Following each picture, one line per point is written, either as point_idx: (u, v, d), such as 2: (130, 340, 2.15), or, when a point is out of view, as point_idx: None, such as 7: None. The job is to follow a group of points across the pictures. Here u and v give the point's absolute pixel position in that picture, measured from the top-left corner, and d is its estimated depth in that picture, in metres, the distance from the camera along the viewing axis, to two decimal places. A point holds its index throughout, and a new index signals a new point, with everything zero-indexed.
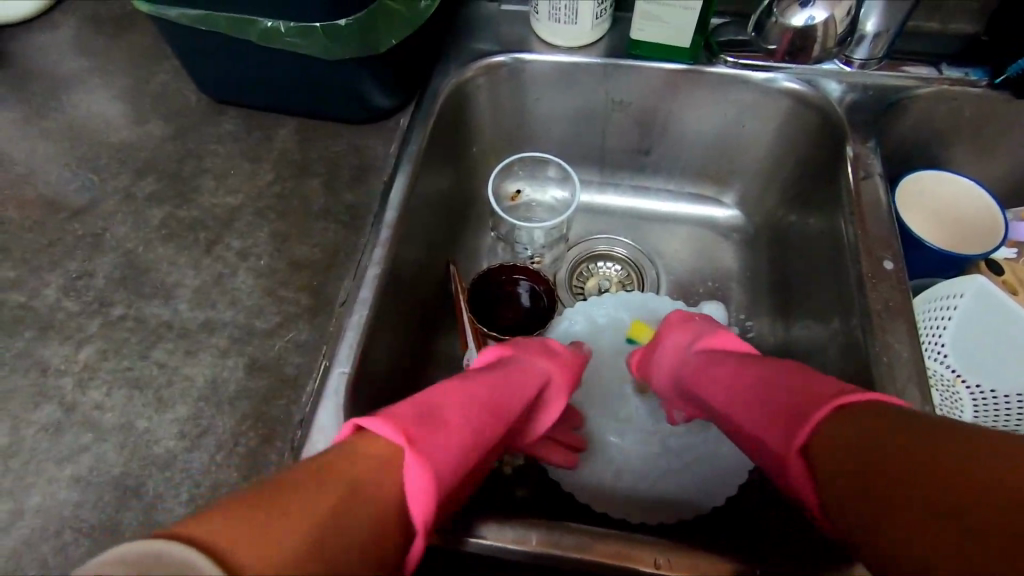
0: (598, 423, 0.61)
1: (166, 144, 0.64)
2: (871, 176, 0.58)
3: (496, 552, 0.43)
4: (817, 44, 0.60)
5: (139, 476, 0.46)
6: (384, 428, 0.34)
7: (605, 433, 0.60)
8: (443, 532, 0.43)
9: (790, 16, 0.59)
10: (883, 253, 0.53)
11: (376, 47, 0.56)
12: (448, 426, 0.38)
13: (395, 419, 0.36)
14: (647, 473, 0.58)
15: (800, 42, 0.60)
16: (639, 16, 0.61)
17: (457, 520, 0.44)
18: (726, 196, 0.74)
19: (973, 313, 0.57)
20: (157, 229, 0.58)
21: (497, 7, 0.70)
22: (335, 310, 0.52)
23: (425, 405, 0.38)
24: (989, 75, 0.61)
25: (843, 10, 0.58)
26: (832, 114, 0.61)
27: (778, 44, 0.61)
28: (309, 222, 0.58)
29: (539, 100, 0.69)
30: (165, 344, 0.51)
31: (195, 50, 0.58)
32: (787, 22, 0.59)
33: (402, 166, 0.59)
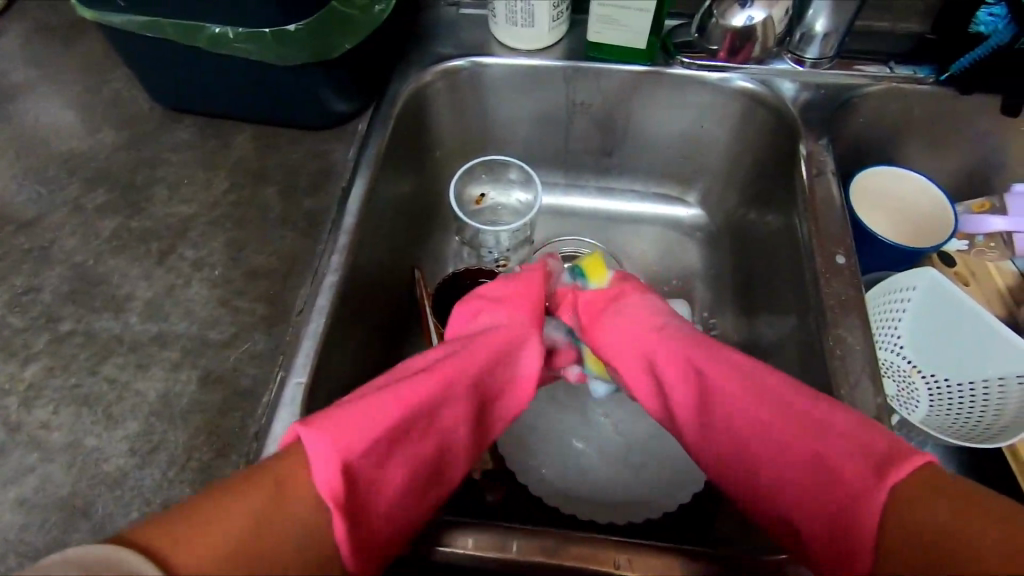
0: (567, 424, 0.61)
1: (117, 153, 0.62)
2: (824, 173, 0.59)
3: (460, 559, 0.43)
4: (757, 45, 0.62)
5: (87, 495, 0.44)
6: (321, 445, 0.35)
7: (571, 437, 0.61)
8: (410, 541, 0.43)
9: (730, 17, 0.60)
10: (837, 249, 0.54)
11: (330, 52, 0.55)
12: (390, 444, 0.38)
13: (335, 429, 0.36)
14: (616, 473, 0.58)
15: (741, 43, 0.62)
16: (595, 18, 0.62)
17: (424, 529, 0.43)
18: (689, 195, 0.74)
19: (926, 306, 0.58)
20: (108, 241, 0.56)
21: (456, 11, 0.70)
22: (292, 319, 0.51)
23: (370, 408, 0.38)
24: (935, 73, 0.62)
25: (780, 10, 0.60)
26: (786, 113, 0.62)
27: (722, 45, 0.63)
28: (265, 230, 0.57)
29: (500, 103, 0.70)
30: (116, 359, 0.50)
31: (145, 57, 0.57)
32: (728, 22, 0.61)
33: (360, 173, 0.58)
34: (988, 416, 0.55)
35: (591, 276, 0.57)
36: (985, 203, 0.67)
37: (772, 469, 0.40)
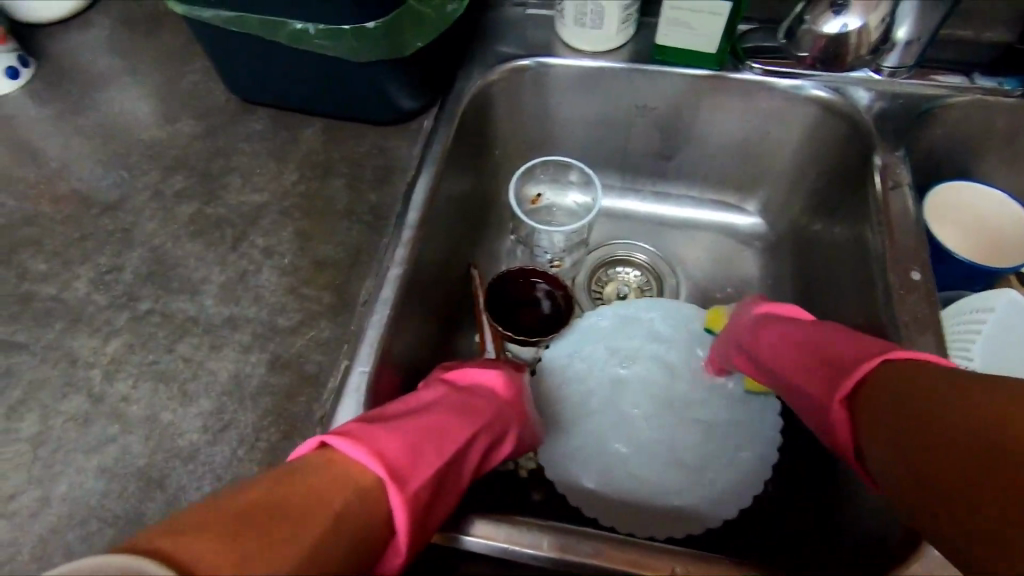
0: (612, 425, 0.60)
1: (194, 142, 0.65)
2: (900, 186, 0.57)
3: (510, 555, 0.43)
4: (850, 53, 0.60)
5: (162, 468, 0.46)
6: (358, 448, 0.33)
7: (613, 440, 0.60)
8: (459, 534, 0.43)
9: (824, 23, 0.59)
10: (911, 264, 0.52)
11: (404, 50, 0.56)
12: (432, 447, 0.37)
13: (375, 444, 0.34)
14: (654, 480, 0.57)
15: (831, 49, 0.60)
16: (665, 21, 0.61)
17: (475, 522, 0.44)
18: (750, 203, 0.73)
19: (1003, 330, 0.55)
20: (185, 226, 0.59)
21: (522, 11, 0.70)
22: (357, 309, 0.53)
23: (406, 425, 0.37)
24: (1022, 85, 0.60)
25: (877, 18, 0.58)
26: (861, 122, 0.60)
27: (810, 51, 0.61)
28: (332, 222, 0.59)
29: (562, 104, 0.70)
30: (191, 339, 0.52)
31: (226, 51, 0.59)
32: (821, 29, 0.59)
33: (425, 169, 0.59)
34: None
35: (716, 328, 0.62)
36: None
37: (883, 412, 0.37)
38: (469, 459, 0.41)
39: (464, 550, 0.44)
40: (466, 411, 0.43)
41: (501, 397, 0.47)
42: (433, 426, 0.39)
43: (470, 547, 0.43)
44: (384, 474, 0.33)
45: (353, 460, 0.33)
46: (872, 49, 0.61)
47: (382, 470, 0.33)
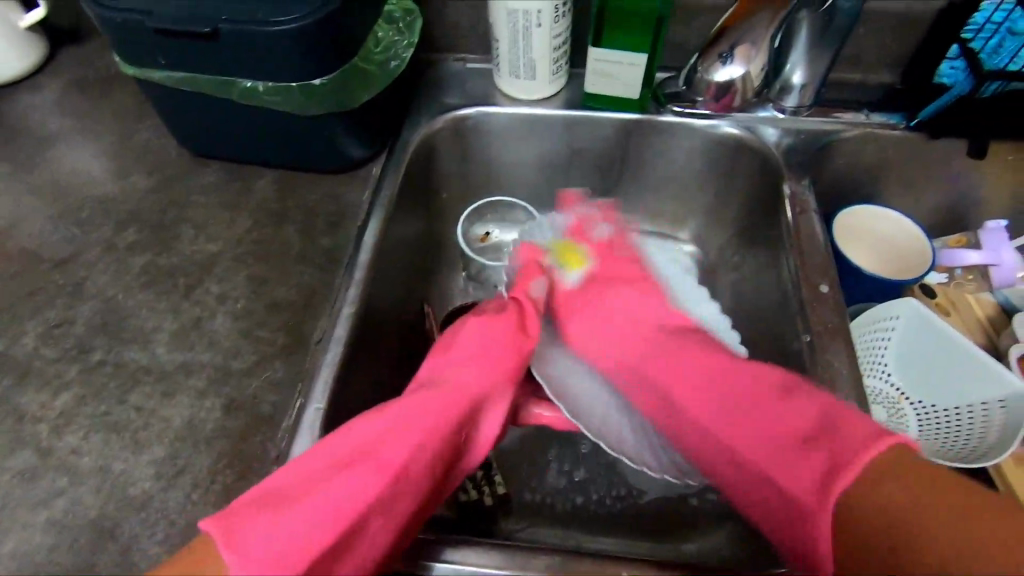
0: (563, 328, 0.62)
1: (147, 196, 0.66)
2: (807, 212, 0.63)
3: None
4: (738, 96, 0.67)
5: (114, 517, 0.46)
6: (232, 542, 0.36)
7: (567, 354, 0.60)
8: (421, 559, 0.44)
9: (714, 72, 0.65)
10: (820, 279, 0.58)
11: (349, 103, 0.60)
12: (337, 515, 0.38)
13: (246, 535, 0.36)
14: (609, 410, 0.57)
15: (723, 93, 0.66)
16: (591, 72, 0.67)
17: (435, 547, 0.45)
18: (682, 232, 0.78)
19: (910, 333, 0.61)
20: (137, 277, 0.60)
21: (462, 65, 0.76)
22: (311, 348, 0.54)
23: (305, 508, 0.38)
24: (905, 119, 0.68)
25: (759, 67, 0.64)
26: (770, 155, 0.67)
27: (707, 95, 0.67)
28: (286, 266, 0.61)
29: (504, 148, 0.74)
30: (144, 388, 0.52)
31: (178, 108, 0.62)
32: (712, 77, 0.65)
33: (375, 212, 0.63)
34: (982, 438, 0.57)
35: (567, 262, 0.62)
36: (961, 238, 0.71)
37: (719, 422, 0.49)
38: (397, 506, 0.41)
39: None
40: (408, 444, 0.43)
41: (444, 414, 0.46)
42: (344, 486, 0.39)
43: (440, 574, 0.44)
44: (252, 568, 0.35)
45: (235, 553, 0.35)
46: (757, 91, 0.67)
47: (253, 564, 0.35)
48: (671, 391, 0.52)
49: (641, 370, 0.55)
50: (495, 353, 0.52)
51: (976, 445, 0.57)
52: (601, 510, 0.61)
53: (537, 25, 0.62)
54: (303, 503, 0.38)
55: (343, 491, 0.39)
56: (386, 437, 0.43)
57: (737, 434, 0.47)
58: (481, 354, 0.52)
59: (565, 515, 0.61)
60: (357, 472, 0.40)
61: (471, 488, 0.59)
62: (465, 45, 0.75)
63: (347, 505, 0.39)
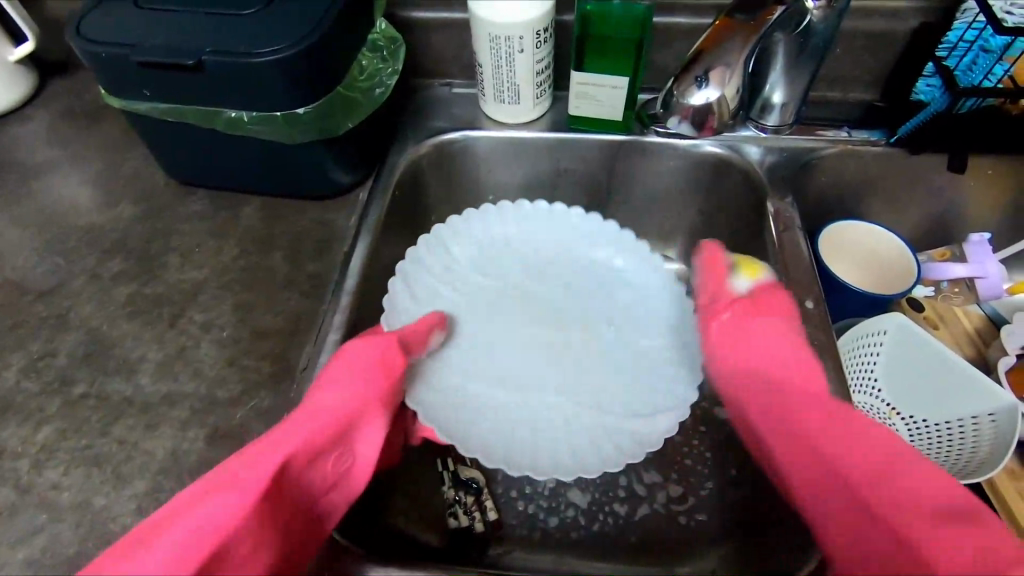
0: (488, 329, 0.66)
1: (133, 225, 0.66)
2: (791, 228, 0.64)
3: None
4: (715, 119, 0.66)
5: (94, 555, 0.45)
6: None
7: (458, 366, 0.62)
8: None
9: (687, 96, 0.64)
10: (805, 295, 0.58)
11: (335, 130, 0.61)
12: (182, 540, 0.34)
13: None
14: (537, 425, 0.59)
15: (699, 116, 0.66)
16: (574, 95, 0.68)
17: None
18: (670, 250, 0.78)
19: (898, 347, 0.61)
20: (122, 307, 0.60)
21: (448, 89, 0.76)
22: (297, 376, 0.54)
23: (146, 552, 0.34)
24: (886, 135, 0.68)
25: (733, 90, 0.63)
26: (754, 173, 0.68)
27: (682, 118, 0.67)
28: (272, 293, 0.60)
29: (491, 171, 0.75)
30: (127, 420, 0.52)
31: (164, 137, 0.62)
32: (686, 101, 0.65)
33: (362, 237, 0.63)
34: (978, 448, 0.57)
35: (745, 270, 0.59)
36: (946, 252, 0.72)
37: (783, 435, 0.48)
38: (260, 543, 0.37)
39: None
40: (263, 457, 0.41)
41: (314, 427, 0.45)
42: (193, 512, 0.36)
43: None
44: None
45: None
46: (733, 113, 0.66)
47: None
48: (792, 387, 0.50)
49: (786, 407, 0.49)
50: (362, 373, 0.49)
51: (972, 454, 0.57)
52: (593, 534, 0.60)
53: (520, 51, 0.63)
54: (165, 530, 0.35)
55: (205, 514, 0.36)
56: (259, 455, 0.41)
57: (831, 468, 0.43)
58: (353, 373, 0.49)
59: (558, 539, 0.60)
60: (217, 499, 0.37)
61: (461, 513, 0.58)
62: (451, 70, 0.76)
63: (206, 534, 0.35)
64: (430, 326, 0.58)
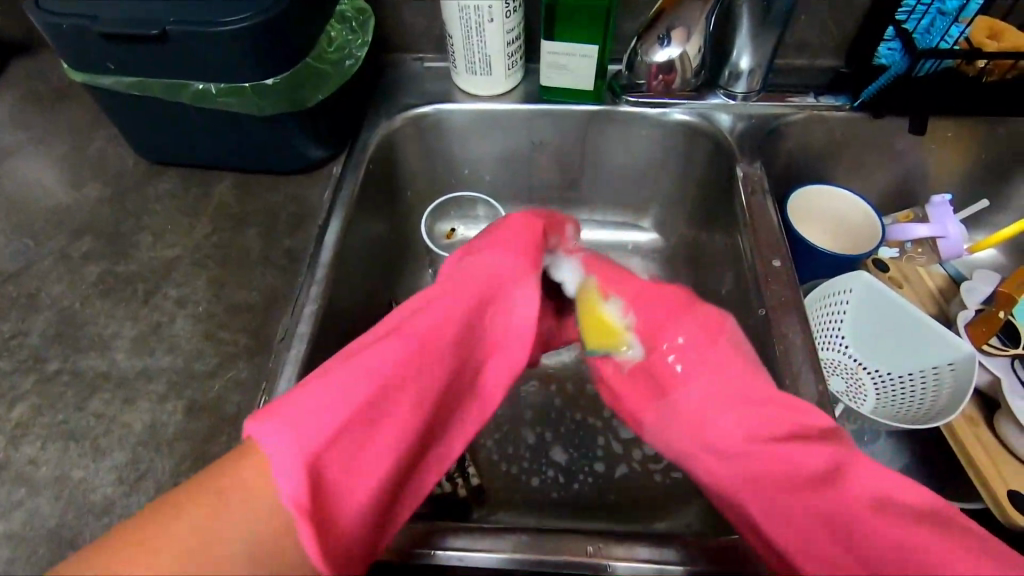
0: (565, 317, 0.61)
1: (103, 204, 0.66)
2: (760, 192, 0.65)
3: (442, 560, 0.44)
4: (677, 76, 0.69)
5: (74, 526, 0.45)
6: (279, 444, 0.34)
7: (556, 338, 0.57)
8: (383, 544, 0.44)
9: (652, 54, 0.67)
10: (773, 255, 0.60)
11: (305, 102, 0.60)
12: (342, 408, 0.36)
13: (281, 438, 0.34)
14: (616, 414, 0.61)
15: (665, 75, 0.69)
16: (545, 65, 0.68)
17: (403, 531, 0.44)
18: (644, 220, 0.80)
19: (862, 304, 0.63)
20: (94, 285, 0.59)
21: (420, 64, 0.76)
22: (274, 347, 0.54)
23: (321, 397, 0.36)
24: (851, 100, 0.70)
25: (695, 48, 0.66)
26: (723, 140, 0.69)
27: (648, 78, 0.70)
28: (247, 269, 0.60)
29: (464, 145, 0.75)
30: (103, 395, 0.52)
31: (131, 114, 0.61)
32: (650, 58, 0.67)
33: (336, 211, 0.63)
34: (937, 397, 0.59)
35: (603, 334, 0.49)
36: (909, 214, 0.74)
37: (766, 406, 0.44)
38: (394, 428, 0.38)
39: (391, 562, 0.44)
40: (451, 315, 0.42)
41: (446, 320, 0.42)
42: (342, 387, 0.37)
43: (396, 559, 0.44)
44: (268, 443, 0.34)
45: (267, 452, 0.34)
46: (696, 73, 0.69)
47: (290, 450, 0.34)
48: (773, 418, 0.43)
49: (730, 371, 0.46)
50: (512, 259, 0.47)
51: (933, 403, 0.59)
52: (572, 495, 0.62)
53: (489, 20, 0.63)
54: (328, 387, 0.37)
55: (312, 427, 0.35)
56: (394, 345, 0.40)
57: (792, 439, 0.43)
58: (504, 243, 0.48)
59: (538, 500, 0.61)
60: (358, 381, 0.38)
61: (445, 480, 0.58)
62: (422, 44, 0.76)
63: (350, 404, 0.37)
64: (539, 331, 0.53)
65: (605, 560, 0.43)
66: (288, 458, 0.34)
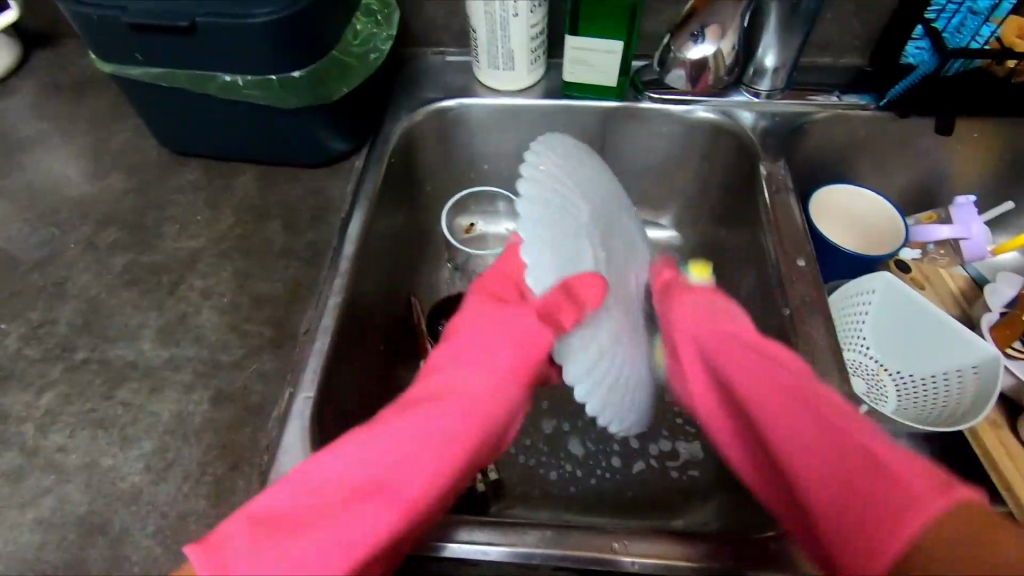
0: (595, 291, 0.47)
1: (127, 195, 0.66)
2: (783, 191, 0.64)
3: (467, 555, 0.44)
4: (710, 75, 0.68)
5: (104, 513, 0.46)
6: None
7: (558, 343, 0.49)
8: None
9: (687, 50, 0.67)
10: (797, 254, 0.60)
11: (331, 95, 0.60)
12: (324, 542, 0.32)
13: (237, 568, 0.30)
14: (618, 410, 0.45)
15: (698, 73, 0.68)
16: (568, 61, 0.68)
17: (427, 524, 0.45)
18: (664, 218, 0.79)
19: (884, 306, 0.63)
20: (120, 275, 0.59)
21: (442, 59, 0.76)
22: (298, 339, 0.54)
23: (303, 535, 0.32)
24: (875, 99, 0.69)
25: (729, 45, 0.66)
26: (746, 137, 0.68)
27: (681, 75, 0.69)
28: (270, 261, 0.61)
29: (485, 140, 0.75)
30: (130, 384, 0.52)
31: (157, 106, 0.62)
32: (686, 55, 0.67)
33: (359, 205, 0.63)
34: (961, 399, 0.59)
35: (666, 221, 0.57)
36: (932, 216, 0.74)
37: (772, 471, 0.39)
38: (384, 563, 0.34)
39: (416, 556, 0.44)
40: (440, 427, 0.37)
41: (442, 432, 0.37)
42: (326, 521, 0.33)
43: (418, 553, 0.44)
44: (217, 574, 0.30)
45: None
46: (729, 71, 0.69)
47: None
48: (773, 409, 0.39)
49: (718, 359, 0.42)
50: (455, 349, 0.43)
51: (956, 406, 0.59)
52: (590, 491, 0.62)
53: (514, 15, 0.62)
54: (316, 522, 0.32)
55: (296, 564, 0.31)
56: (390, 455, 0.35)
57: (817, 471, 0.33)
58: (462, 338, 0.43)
59: (556, 495, 0.61)
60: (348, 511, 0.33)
61: None
62: (444, 39, 0.76)
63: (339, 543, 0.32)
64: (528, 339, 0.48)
65: (630, 557, 0.43)
66: None
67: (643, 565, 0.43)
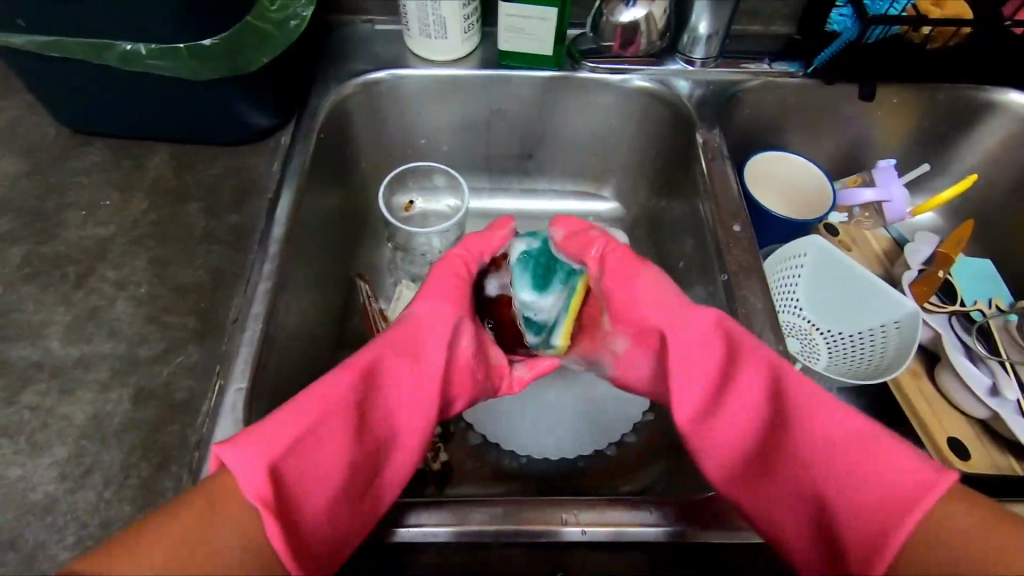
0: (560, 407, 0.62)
1: (23, 179, 0.60)
2: (719, 158, 0.65)
3: (435, 538, 0.43)
4: (642, 37, 0.68)
5: (13, 528, 0.42)
6: (241, 461, 0.34)
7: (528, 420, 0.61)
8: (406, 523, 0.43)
9: (617, 14, 0.66)
10: (733, 220, 0.61)
11: (248, 65, 0.55)
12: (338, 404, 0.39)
13: (255, 446, 0.35)
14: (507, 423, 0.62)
15: (630, 37, 0.68)
16: (503, 28, 0.66)
17: (420, 512, 0.44)
18: (606, 189, 0.79)
19: (815, 269, 0.66)
20: (19, 268, 0.54)
21: (370, 27, 0.73)
22: (227, 329, 0.51)
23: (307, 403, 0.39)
24: (804, 67, 0.71)
25: (660, 9, 0.66)
26: (682, 107, 0.69)
27: (613, 39, 0.69)
28: (191, 245, 0.57)
29: (421, 113, 0.72)
30: (37, 387, 0.48)
31: (49, 80, 0.56)
32: (616, 19, 0.66)
33: (287, 184, 0.59)
34: (885, 354, 0.62)
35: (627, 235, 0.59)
36: (857, 179, 0.76)
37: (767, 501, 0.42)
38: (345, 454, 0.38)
39: (395, 545, 0.44)
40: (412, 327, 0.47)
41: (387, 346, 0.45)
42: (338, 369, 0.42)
43: (406, 538, 0.43)
44: (220, 451, 0.35)
45: (245, 458, 0.35)
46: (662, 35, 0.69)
47: (260, 465, 0.35)
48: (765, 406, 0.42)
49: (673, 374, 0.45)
50: (453, 285, 0.51)
51: (880, 360, 0.62)
52: (544, 466, 0.61)
53: None
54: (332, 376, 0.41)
55: (302, 436, 0.37)
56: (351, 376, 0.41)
57: (808, 474, 0.39)
58: (441, 290, 0.51)
59: (508, 472, 0.61)
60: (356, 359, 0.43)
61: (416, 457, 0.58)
62: (372, 6, 0.72)
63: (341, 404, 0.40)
64: (510, 226, 0.58)
65: (579, 527, 0.43)
66: (253, 468, 0.34)
67: (593, 534, 0.43)
